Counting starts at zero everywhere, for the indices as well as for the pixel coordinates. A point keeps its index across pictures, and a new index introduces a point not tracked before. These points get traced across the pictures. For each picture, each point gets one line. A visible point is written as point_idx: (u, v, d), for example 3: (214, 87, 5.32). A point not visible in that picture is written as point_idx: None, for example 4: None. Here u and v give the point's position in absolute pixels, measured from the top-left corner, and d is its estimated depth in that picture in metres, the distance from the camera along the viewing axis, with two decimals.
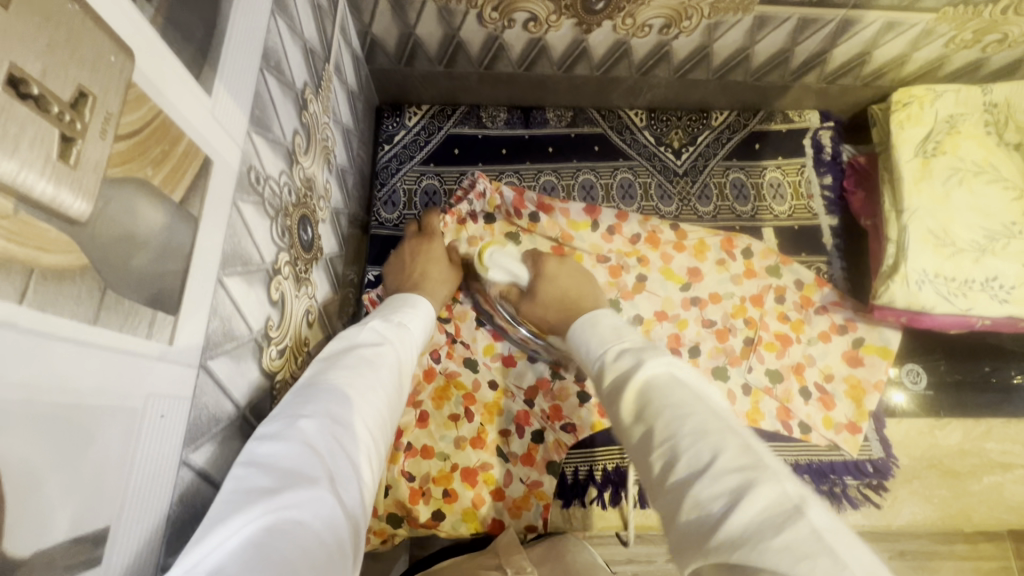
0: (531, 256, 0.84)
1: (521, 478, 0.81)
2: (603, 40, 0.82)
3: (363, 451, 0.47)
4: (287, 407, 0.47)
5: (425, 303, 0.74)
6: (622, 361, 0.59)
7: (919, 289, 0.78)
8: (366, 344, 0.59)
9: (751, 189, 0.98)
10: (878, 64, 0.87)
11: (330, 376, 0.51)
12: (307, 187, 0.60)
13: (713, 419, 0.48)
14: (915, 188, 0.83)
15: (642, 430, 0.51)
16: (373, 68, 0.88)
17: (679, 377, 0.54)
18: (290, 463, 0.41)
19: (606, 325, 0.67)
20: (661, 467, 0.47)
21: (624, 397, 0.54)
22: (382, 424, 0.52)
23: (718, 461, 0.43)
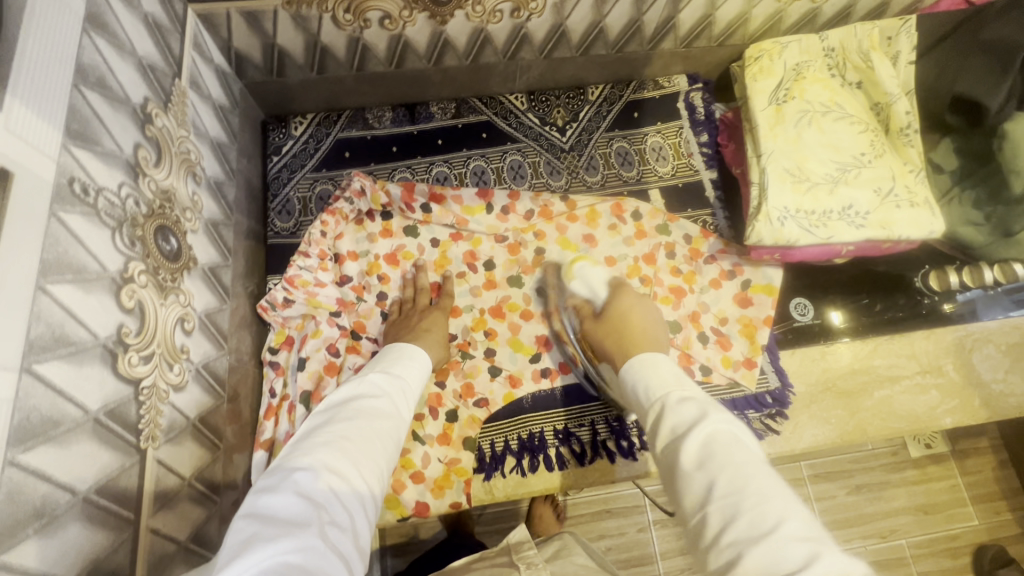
0: (615, 284, 0.85)
1: (439, 458, 0.83)
2: (461, 30, 0.85)
3: (357, 504, 0.51)
4: (287, 462, 0.52)
5: (421, 354, 0.75)
6: (684, 409, 0.59)
7: (782, 225, 0.84)
8: (365, 397, 0.62)
9: (635, 155, 1.03)
10: (724, 23, 0.93)
11: (329, 432, 0.56)
12: (163, 199, 0.62)
13: (773, 484, 0.50)
14: (771, 132, 0.89)
15: (704, 480, 0.52)
16: (247, 82, 0.89)
17: (738, 436, 0.56)
18: (290, 514, 0.45)
19: (666, 369, 0.66)
20: (718, 523, 0.49)
21: (684, 448, 0.55)
22: (377, 474, 0.56)
23: (781, 527, 0.46)
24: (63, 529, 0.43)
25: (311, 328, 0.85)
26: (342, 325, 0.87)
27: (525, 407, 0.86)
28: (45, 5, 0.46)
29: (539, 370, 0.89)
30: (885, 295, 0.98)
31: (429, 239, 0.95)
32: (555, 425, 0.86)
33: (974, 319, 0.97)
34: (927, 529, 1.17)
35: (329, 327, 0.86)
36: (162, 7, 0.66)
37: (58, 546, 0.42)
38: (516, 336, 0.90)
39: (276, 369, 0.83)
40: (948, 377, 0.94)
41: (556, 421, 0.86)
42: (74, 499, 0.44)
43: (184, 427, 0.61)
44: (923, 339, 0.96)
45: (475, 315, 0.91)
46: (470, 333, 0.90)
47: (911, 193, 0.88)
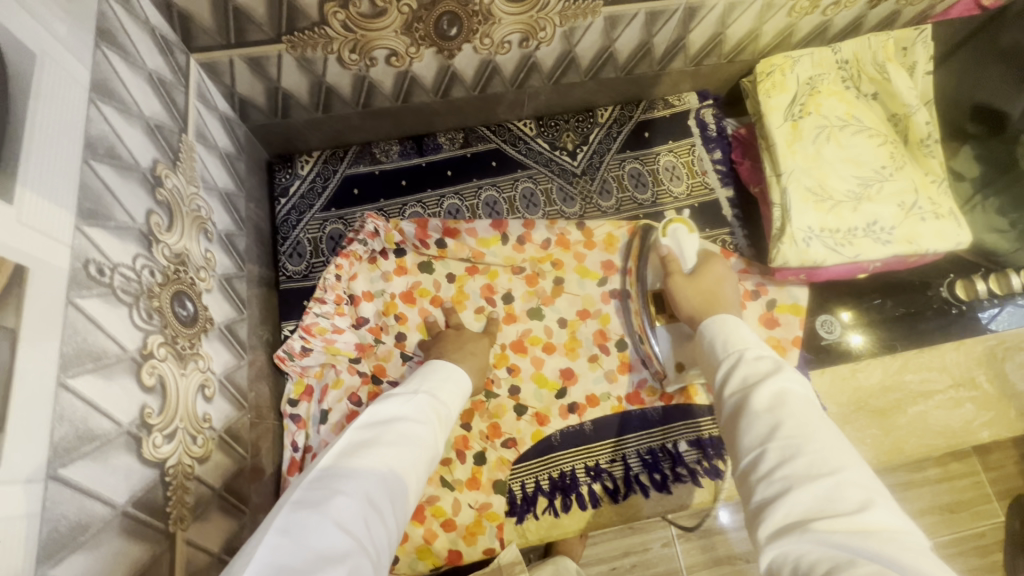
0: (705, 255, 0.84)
1: (470, 503, 0.80)
2: (469, 62, 0.83)
3: (385, 540, 0.49)
4: (329, 476, 0.50)
5: (463, 379, 0.73)
6: (758, 363, 0.57)
7: (807, 246, 0.82)
8: (411, 416, 0.60)
9: (649, 176, 1.01)
10: (735, 41, 0.91)
11: (374, 451, 0.54)
12: (177, 263, 0.59)
13: (841, 438, 0.49)
14: (789, 150, 0.87)
15: (768, 421, 0.51)
16: (251, 125, 0.87)
17: (810, 396, 0.54)
18: (323, 546, 0.44)
19: (745, 332, 0.64)
20: (775, 459, 0.48)
21: (755, 390, 0.54)
22: (408, 506, 0.54)
23: (842, 473, 0.45)
24: None
25: (332, 376, 0.84)
26: (361, 371, 0.85)
27: (554, 444, 0.84)
28: (51, 83, 0.44)
29: (566, 405, 0.86)
30: (904, 296, 0.96)
31: (444, 274, 0.93)
32: (586, 461, 0.83)
33: (1004, 326, 0.95)
34: (956, 528, 1.07)
35: (350, 375, 0.84)
36: (165, 60, 0.64)
37: None
38: (540, 370, 0.88)
39: (297, 422, 0.81)
40: (981, 388, 0.92)
41: (587, 458, 0.84)
42: None
43: (211, 499, 0.59)
44: (953, 350, 0.93)
45: (497, 351, 0.89)
46: (493, 370, 0.87)
47: (935, 205, 0.86)
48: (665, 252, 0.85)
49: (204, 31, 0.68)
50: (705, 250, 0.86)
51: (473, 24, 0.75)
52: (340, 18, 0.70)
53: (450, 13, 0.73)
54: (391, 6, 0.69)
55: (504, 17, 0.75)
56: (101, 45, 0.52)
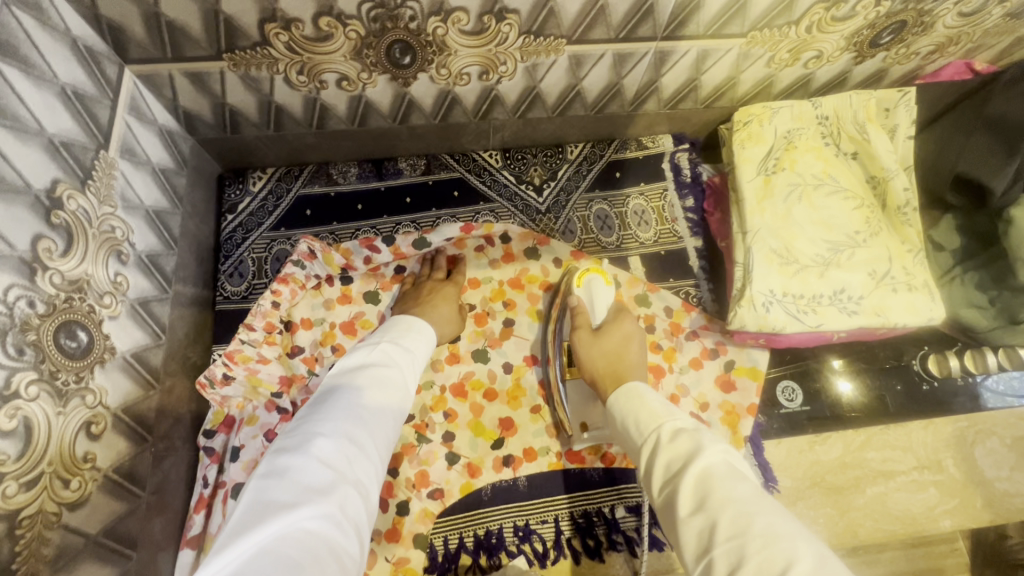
0: (616, 309, 0.84)
1: (386, 557, 0.75)
2: (426, 91, 0.80)
3: (366, 474, 0.56)
4: (305, 423, 0.57)
5: (428, 326, 0.77)
6: (678, 445, 0.57)
7: (767, 311, 0.77)
8: (373, 366, 0.66)
9: (615, 219, 0.97)
10: (711, 88, 0.87)
11: (342, 403, 0.60)
12: (71, 290, 0.56)
13: (784, 522, 0.47)
14: (758, 207, 0.83)
15: (702, 524, 0.49)
16: (199, 138, 0.84)
17: (733, 468, 0.54)
18: (305, 482, 0.50)
19: (653, 401, 0.66)
20: (727, 570, 0.45)
21: (681, 488, 0.53)
22: (383, 448, 0.61)
23: (792, 570, 0.42)
24: None
25: (250, 411, 0.80)
26: (281, 406, 0.81)
27: (483, 499, 0.79)
28: None
29: (501, 458, 0.81)
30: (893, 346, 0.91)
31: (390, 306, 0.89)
32: (516, 520, 0.78)
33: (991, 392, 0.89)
34: None
35: (267, 413, 0.80)
36: (86, 74, 0.61)
37: None
38: (478, 418, 0.83)
39: (210, 456, 0.77)
40: (948, 473, 0.86)
41: (518, 516, 0.79)
42: None
43: (83, 547, 0.55)
44: (921, 430, 0.88)
45: (435, 394, 0.84)
46: (429, 413, 0.83)
47: (908, 276, 0.81)
48: (576, 303, 0.84)
49: (138, 42, 0.65)
50: (615, 304, 0.86)
51: (427, 54, 0.72)
52: (283, 40, 0.67)
53: (401, 42, 0.70)
54: (336, 30, 0.66)
55: (460, 49, 0.72)
56: None
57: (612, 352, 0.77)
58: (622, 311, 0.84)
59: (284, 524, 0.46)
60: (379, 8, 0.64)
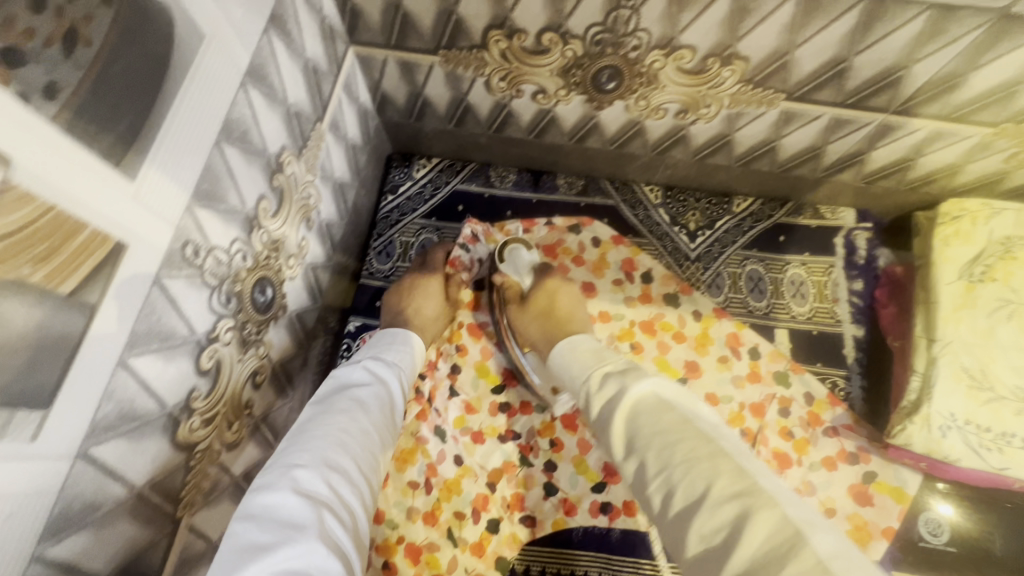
0: (543, 267, 0.85)
1: (467, 568, 0.75)
2: (615, 118, 0.78)
3: (358, 495, 0.52)
4: (281, 458, 0.51)
5: (411, 334, 0.76)
6: (606, 391, 0.60)
7: (942, 436, 0.68)
8: (357, 384, 0.63)
9: (769, 285, 0.90)
10: (925, 171, 0.78)
11: (323, 420, 0.56)
12: (271, 250, 0.59)
13: (705, 445, 0.49)
14: (954, 315, 0.73)
15: (635, 465, 0.53)
16: (384, 120, 0.88)
17: (665, 400, 0.55)
18: (287, 515, 0.45)
19: (587, 350, 0.69)
20: (660, 499, 0.49)
21: (613, 430, 0.56)
22: (374, 464, 0.56)
23: (710, 492, 0.46)
24: None
25: None
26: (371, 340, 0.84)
27: (573, 540, 0.77)
28: (213, 72, 0.45)
29: (598, 504, 0.79)
30: None
31: None
32: (602, 570, 0.75)
33: None
34: None
35: None
36: (324, 50, 0.65)
37: None
38: (583, 456, 0.81)
39: None
40: None
41: (605, 569, 0.75)
42: None
43: (226, 486, 0.58)
44: None
45: (545, 419, 0.83)
46: (536, 437, 0.82)
47: None
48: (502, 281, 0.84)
49: (369, 28, 0.68)
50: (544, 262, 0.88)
51: (634, 84, 0.70)
52: (501, 47, 0.67)
53: (612, 69, 0.68)
54: (556, 46, 0.66)
55: (670, 85, 0.69)
56: (271, 31, 0.53)
57: (542, 310, 0.79)
58: (547, 270, 0.84)
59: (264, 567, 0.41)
60: (607, 33, 0.62)
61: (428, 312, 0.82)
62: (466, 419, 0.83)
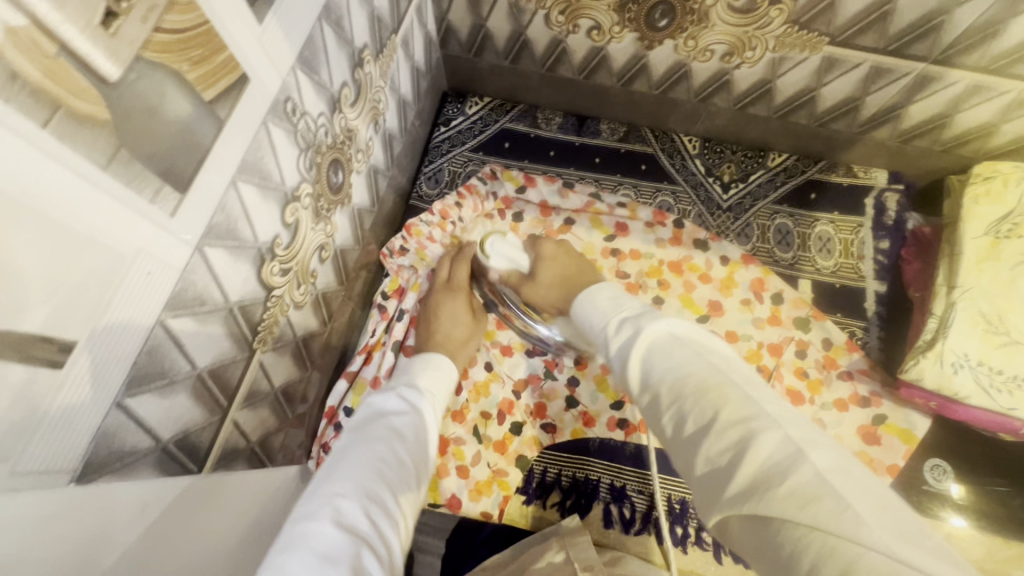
0: (532, 242, 0.82)
1: (489, 462, 0.82)
2: (664, 59, 0.83)
3: (394, 531, 0.51)
4: (319, 489, 0.51)
5: (443, 360, 0.75)
6: (623, 333, 0.58)
7: (953, 373, 0.71)
8: (392, 413, 0.64)
9: (797, 238, 0.93)
10: (960, 130, 0.81)
11: (360, 454, 0.56)
12: (345, 136, 0.66)
13: (715, 374, 0.48)
14: (976, 265, 0.76)
15: (650, 398, 0.52)
16: (445, 54, 0.95)
17: (678, 334, 0.54)
18: (328, 545, 0.44)
19: (604, 297, 0.65)
20: (673, 425, 0.48)
21: (629, 367, 0.54)
22: (406, 499, 0.56)
23: (719, 416, 0.44)
24: (174, 396, 0.46)
25: (412, 279, 0.88)
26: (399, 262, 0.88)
27: (590, 448, 0.82)
28: None
29: (616, 419, 0.84)
30: None
31: None
32: (613, 480, 0.80)
33: None
34: None
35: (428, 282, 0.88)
36: None
37: (168, 408, 0.46)
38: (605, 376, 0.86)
39: (382, 313, 0.87)
40: None
41: (616, 477, 0.80)
42: (192, 373, 0.48)
43: (289, 342, 0.65)
44: None
45: None
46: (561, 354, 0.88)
47: None
48: (497, 274, 0.83)
49: None
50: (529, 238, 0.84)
51: (685, 22, 0.75)
52: None
53: (666, 5, 0.73)
54: None
55: (719, 24, 0.73)
56: None
57: (556, 279, 0.76)
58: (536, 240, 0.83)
59: None
60: None
61: (456, 335, 0.80)
62: (496, 333, 0.89)
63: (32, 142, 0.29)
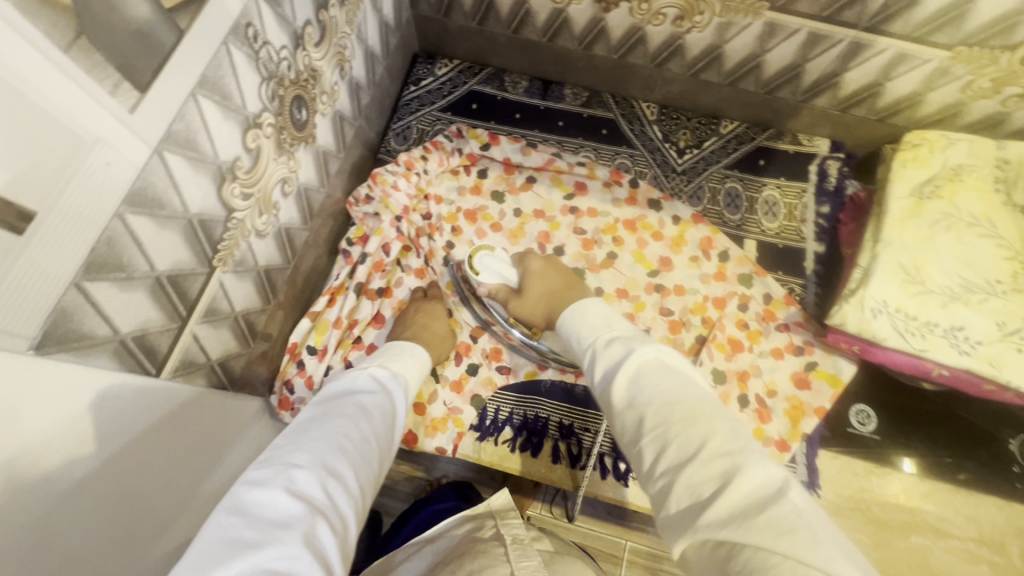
0: (521, 257, 0.89)
1: (445, 401, 0.86)
2: (621, 22, 0.87)
3: (352, 504, 0.53)
4: (278, 456, 0.53)
5: (417, 347, 0.77)
6: (612, 350, 0.63)
7: (873, 317, 0.77)
8: (361, 392, 0.65)
9: (745, 201, 0.99)
10: (892, 99, 0.87)
11: (324, 426, 0.58)
12: (310, 76, 0.69)
13: (703, 404, 0.53)
14: (899, 223, 0.82)
15: (633, 417, 0.55)
16: (415, 13, 0.98)
17: (663, 359, 0.59)
18: (277, 514, 0.46)
19: (594, 314, 0.71)
20: (653, 451, 0.51)
21: (614, 385, 0.59)
22: (370, 475, 0.58)
23: (705, 447, 0.48)
24: (133, 291, 0.49)
25: (376, 227, 0.92)
26: (365, 212, 0.92)
27: (541, 389, 0.87)
28: None
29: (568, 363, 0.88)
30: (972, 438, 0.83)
31: (513, 207, 0.98)
32: (562, 419, 0.85)
33: None
34: None
35: (391, 229, 0.92)
36: None
37: (127, 302, 0.49)
38: None
39: (347, 259, 0.91)
40: (1008, 558, 0.82)
41: (565, 416, 0.85)
42: (150, 273, 0.51)
43: (251, 269, 0.69)
44: (994, 507, 0.83)
45: None
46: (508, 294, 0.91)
47: None
48: (487, 289, 0.87)
49: None
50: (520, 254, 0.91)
51: None
52: None
53: None
54: None
55: None
56: None
57: (543, 292, 0.82)
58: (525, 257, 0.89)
59: (247, 564, 0.41)
60: None
61: (437, 331, 0.84)
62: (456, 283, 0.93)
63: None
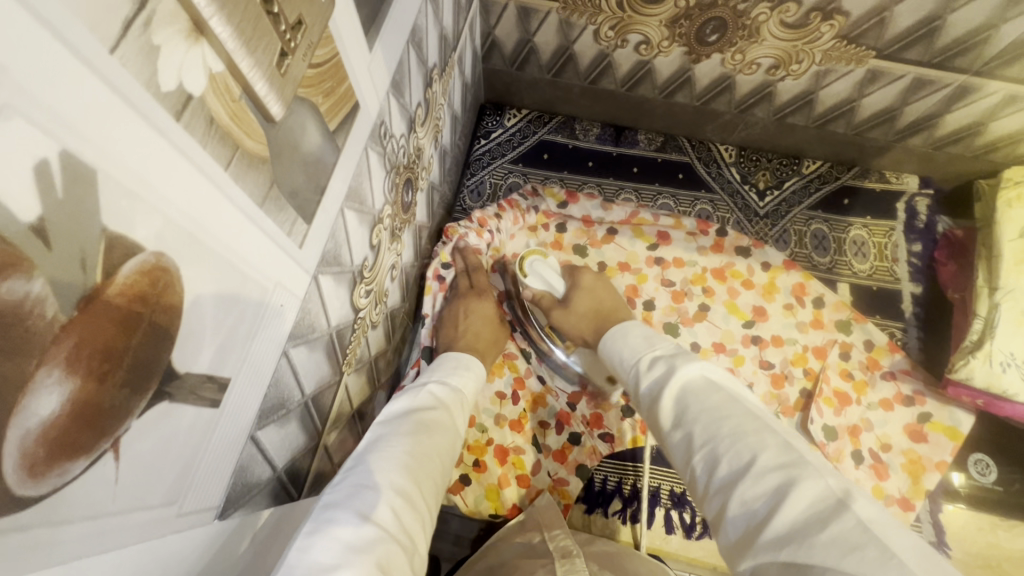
0: (569, 271, 0.88)
1: (550, 471, 0.82)
2: (709, 72, 0.85)
3: (423, 525, 0.44)
4: (347, 475, 0.45)
5: (472, 359, 0.71)
6: (655, 370, 0.56)
7: (1002, 372, 0.74)
8: (422, 405, 0.57)
9: (833, 242, 0.96)
10: (992, 137, 0.85)
11: (387, 441, 0.49)
12: (417, 155, 0.67)
13: (752, 420, 0.45)
14: (1016, 267, 0.78)
15: (680, 436, 0.48)
16: (487, 67, 0.95)
17: (711, 375, 0.52)
18: (350, 537, 0.38)
19: (637, 337, 0.64)
20: (704, 468, 0.45)
21: (660, 405, 0.52)
22: (436, 494, 0.49)
23: (758, 461, 0.41)
24: (288, 425, 0.46)
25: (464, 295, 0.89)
26: (442, 279, 0.88)
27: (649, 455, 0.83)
28: None
29: None
30: None
31: (596, 261, 0.95)
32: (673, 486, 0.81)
33: None
34: None
35: None
36: None
37: (283, 438, 0.46)
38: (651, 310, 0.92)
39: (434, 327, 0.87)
40: None
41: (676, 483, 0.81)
42: (301, 400, 0.47)
43: (366, 361, 0.65)
44: None
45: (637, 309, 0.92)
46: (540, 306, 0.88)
47: None
48: (531, 294, 0.87)
49: None
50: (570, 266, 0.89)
51: (735, 37, 0.77)
52: None
53: (718, 20, 0.75)
54: None
55: (770, 40, 0.75)
56: None
57: (589, 308, 0.81)
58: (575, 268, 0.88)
59: None
60: None
61: (485, 336, 0.81)
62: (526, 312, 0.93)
63: (219, 180, 0.29)
